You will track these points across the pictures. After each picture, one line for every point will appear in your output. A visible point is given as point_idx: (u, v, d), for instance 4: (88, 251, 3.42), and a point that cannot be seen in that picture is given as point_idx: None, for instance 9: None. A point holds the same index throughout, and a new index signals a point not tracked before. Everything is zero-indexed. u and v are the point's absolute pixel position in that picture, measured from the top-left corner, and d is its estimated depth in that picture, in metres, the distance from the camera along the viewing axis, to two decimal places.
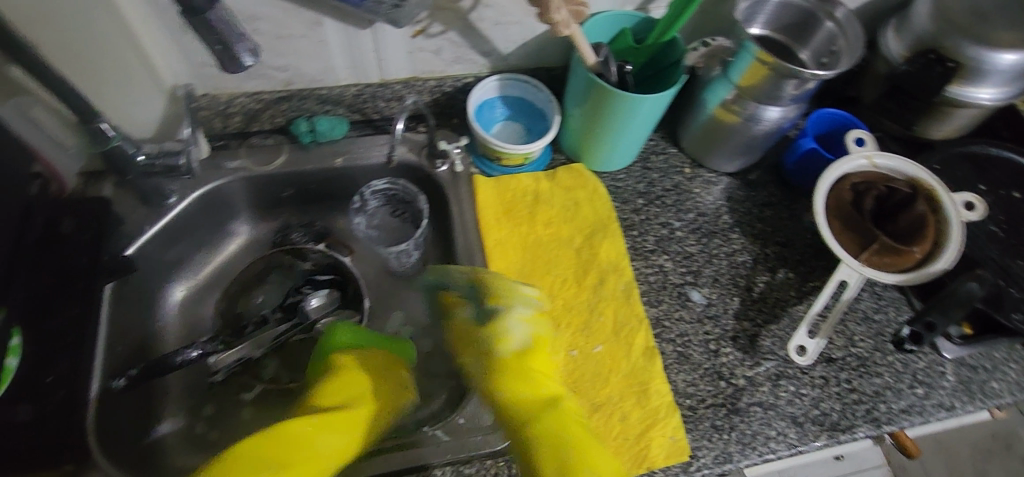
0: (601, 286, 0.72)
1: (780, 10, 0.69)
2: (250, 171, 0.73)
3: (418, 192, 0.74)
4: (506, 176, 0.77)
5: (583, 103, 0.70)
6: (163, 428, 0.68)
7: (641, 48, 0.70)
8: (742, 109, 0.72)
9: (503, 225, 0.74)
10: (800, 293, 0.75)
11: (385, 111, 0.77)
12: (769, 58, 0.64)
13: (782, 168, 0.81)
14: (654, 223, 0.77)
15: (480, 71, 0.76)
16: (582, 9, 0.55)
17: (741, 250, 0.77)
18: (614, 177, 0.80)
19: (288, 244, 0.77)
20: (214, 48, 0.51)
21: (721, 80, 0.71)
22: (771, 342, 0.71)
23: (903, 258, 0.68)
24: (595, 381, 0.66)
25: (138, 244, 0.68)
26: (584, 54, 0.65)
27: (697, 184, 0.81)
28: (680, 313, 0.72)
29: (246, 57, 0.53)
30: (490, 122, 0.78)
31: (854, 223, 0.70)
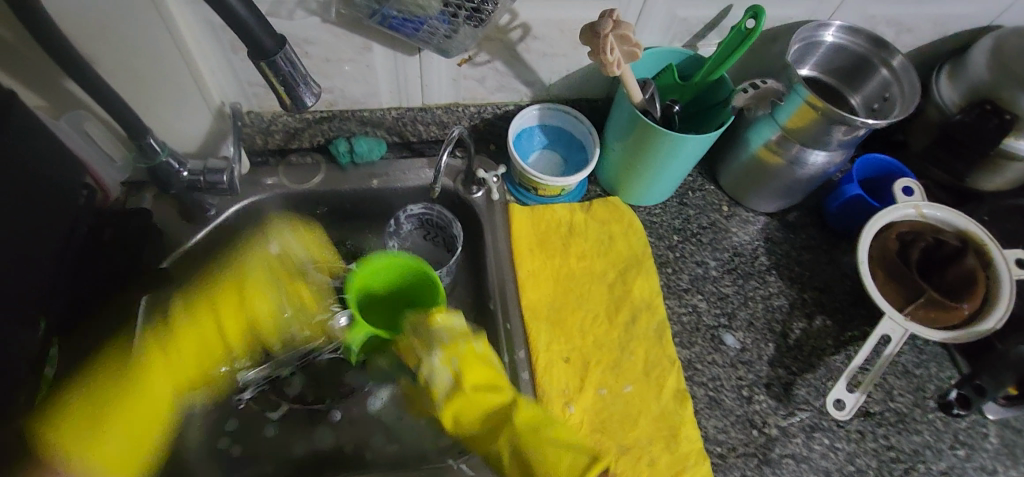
0: (633, 324, 0.70)
1: (833, 53, 0.68)
2: (287, 188, 0.74)
3: (454, 219, 0.72)
4: (541, 206, 0.76)
5: (625, 139, 0.70)
6: (188, 441, 0.68)
7: (687, 85, 0.69)
8: (787, 151, 0.70)
9: (536, 256, 0.74)
10: (837, 342, 0.72)
11: (424, 134, 0.77)
12: (820, 103, 0.63)
13: (824, 212, 0.79)
14: (690, 261, 0.76)
15: (522, 100, 0.76)
16: (636, 49, 0.54)
17: (777, 294, 0.75)
18: (650, 211, 0.79)
19: None
20: (279, 89, 0.48)
21: (767, 120, 0.70)
22: (806, 392, 0.69)
23: (950, 314, 0.66)
24: (624, 422, 0.65)
25: (173, 257, 0.69)
26: (631, 91, 0.64)
27: (734, 223, 0.80)
28: (713, 357, 0.70)
29: (308, 98, 0.50)
30: (527, 151, 0.77)
31: (899, 274, 0.68)
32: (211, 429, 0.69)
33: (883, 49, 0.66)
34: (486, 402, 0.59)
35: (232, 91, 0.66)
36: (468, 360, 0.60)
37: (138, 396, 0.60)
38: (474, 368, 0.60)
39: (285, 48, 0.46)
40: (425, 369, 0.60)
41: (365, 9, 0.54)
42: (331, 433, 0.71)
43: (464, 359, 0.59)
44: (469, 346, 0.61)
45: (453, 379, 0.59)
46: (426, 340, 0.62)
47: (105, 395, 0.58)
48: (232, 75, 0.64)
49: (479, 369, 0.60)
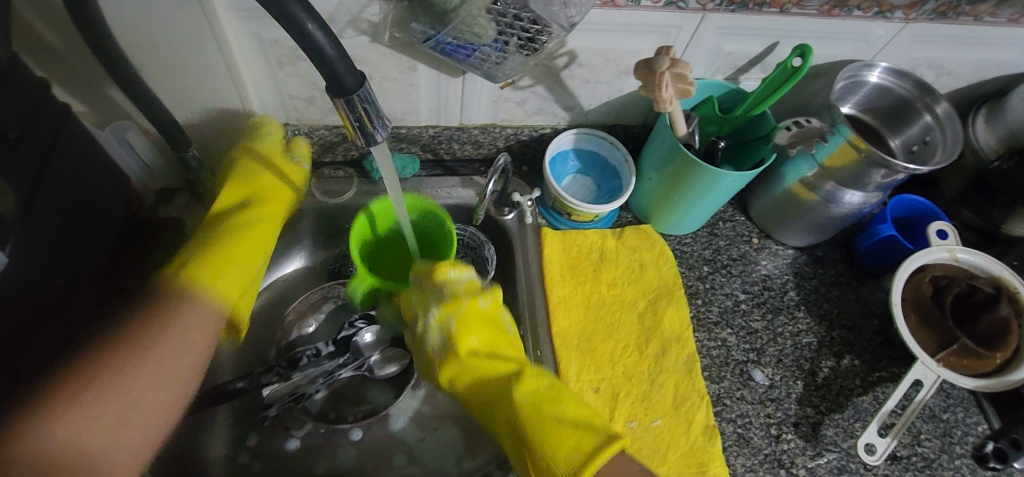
0: (663, 355, 0.70)
1: (877, 94, 0.68)
2: (319, 201, 0.73)
3: (487, 241, 0.72)
4: (573, 230, 0.76)
5: (664, 170, 0.69)
6: (210, 455, 0.67)
7: (728, 118, 0.68)
8: (820, 188, 0.70)
9: (567, 282, 0.74)
10: (865, 383, 0.72)
11: (457, 153, 0.77)
12: (863, 145, 0.62)
13: (854, 249, 0.79)
14: (720, 293, 0.76)
15: (558, 123, 0.75)
16: (688, 87, 0.57)
17: (806, 331, 0.74)
18: (681, 240, 0.79)
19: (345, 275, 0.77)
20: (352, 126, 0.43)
21: (803, 157, 0.69)
22: (834, 432, 0.68)
23: (982, 362, 0.66)
24: (652, 456, 0.64)
25: None
26: (676, 123, 0.64)
27: (764, 256, 0.79)
28: (741, 393, 0.70)
29: (380, 132, 0.45)
30: (560, 174, 0.77)
31: (932, 319, 0.68)
32: (232, 443, 0.68)
33: (929, 94, 0.66)
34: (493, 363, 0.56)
35: (273, 103, 0.65)
36: (469, 318, 0.57)
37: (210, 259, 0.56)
38: (477, 326, 0.57)
39: (366, 84, 0.41)
40: (422, 327, 0.57)
41: (421, 34, 0.54)
42: (354, 450, 0.70)
43: (461, 319, 0.56)
44: (470, 302, 0.57)
45: (449, 339, 0.56)
46: (426, 295, 0.58)
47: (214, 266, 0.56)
48: (275, 89, 0.63)
49: (478, 324, 0.57)
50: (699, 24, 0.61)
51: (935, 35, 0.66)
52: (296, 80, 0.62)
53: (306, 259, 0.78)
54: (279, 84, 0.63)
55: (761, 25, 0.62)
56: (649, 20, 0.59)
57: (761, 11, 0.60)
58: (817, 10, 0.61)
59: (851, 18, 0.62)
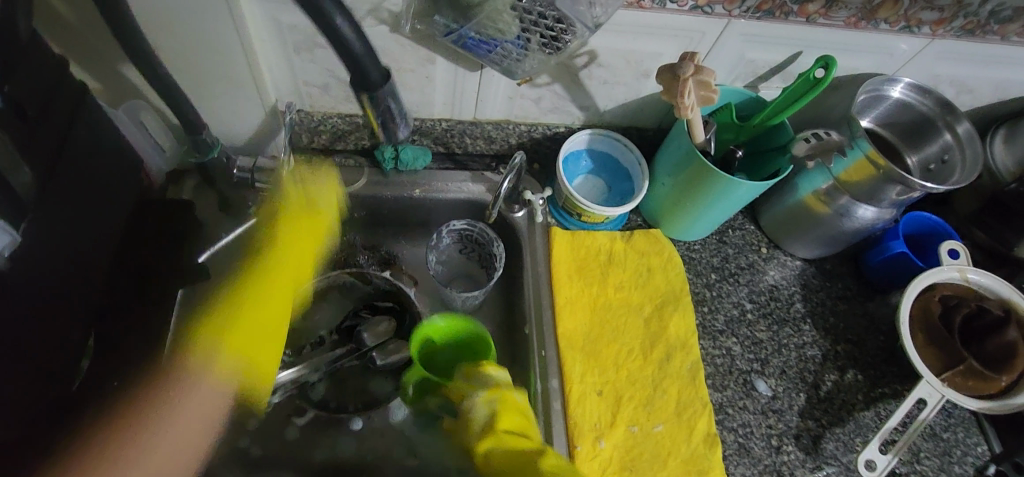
0: (667, 361, 0.70)
1: (897, 109, 0.68)
2: None
3: (496, 237, 0.72)
4: (582, 231, 0.76)
5: (679, 176, 0.69)
6: None
7: (745, 126, 0.67)
8: (833, 202, 0.69)
9: (574, 283, 0.73)
10: (867, 398, 0.72)
11: (470, 148, 0.76)
12: (881, 161, 0.62)
13: (863, 263, 0.78)
14: (726, 301, 0.75)
15: (573, 123, 0.74)
16: (711, 94, 0.56)
17: (811, 344, 0.74)
18: (690, 246, 0.78)
19: (354, 266, 0.75)
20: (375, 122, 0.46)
21: (819, 168, 0.68)
22: (835, 446, 0.68)
23: (987, 384, 0.66)
24: (652, 462, 0.64)
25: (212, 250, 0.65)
26: (694, 131, 0.63)
27: (772, 265, 0.79)
28: (744, 402, 0.69)
29: (403, 129, 0.48)
30: (573, 174, 0.76)
31: (939, 339, 0.68)
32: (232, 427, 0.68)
33: (950, 113, 0.66)
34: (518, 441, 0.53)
35: (286, 89, 0.64)
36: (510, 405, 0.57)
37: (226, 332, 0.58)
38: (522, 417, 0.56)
39: (389, 80, 0.43)
40: (466, 404, 0.57)
41: (443, 27, 0.54)
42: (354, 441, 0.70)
43: (505, 404, 0.56)
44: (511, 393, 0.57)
45: (490, 417, 0.55)
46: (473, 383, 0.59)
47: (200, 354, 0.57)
48: (290, 74, 0.62)
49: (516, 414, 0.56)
50: (722, 30, 0.60)
51: (960, 52, 0.65)
52: (313, 67, 0.61)
53: None
54: (294, 70, 0.62)
55: (786, 34, 0.61)
56: (671, 23, 0.59)
57: (787, 20, 0.59)
58: (843, 22, 0.60)
59: (877, 31, 0.62)
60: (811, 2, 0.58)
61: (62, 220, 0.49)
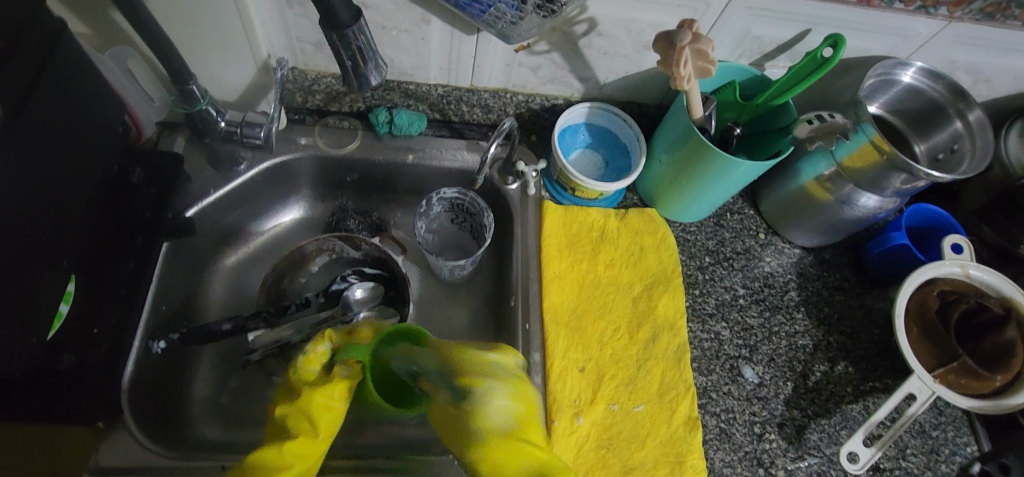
0: (653, 342, 0.69)
1: (907, 94, 0.65)
2: (320, 150, 0.72)
3: (486, 208, 0.71)
4: (575, 206, 0.74)
5: (677, 153, 0.67)
6: (194, 390, 0.66)
7: (746, 106, 0.65)
8: (835, 188, 0.67)
9: (564, 258, 0.72)
10: (856, 391, 0.70)
11: (466, 116, 0.74)
12: (886, 146, 0.59)
13: (862, 254, 0.76)
14: (718, 285, 0.74)
15: (572, 95, 0.73)
16: (709, 65, 0.54)
17: (803, 333, 0.73)
18: (685, 228, 0.77)
19: (343, 229, 0.75)
20: (345, 63, 0.50)
21: (823, 152, 0.66)
22: (819, 437, 0.67)
23: (981, 383, 0.64)
24: (631, 441, 0.64)
25: (200, 205, 0.67)
26: (693, 107, 0.61)
27: (768, 252, 0.77)
28: (729, 388, 0.68)
29: (374, 77, 0.53)
30: (569, 147, 0.75)
31: (935, 335, 0.66)
32: (215, 383, 0.68)
33: (963, 100, 0.63)
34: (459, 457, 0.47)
35: (280, 44, 0.63)
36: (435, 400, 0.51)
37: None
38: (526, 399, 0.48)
39: (358, 22, 0.48)
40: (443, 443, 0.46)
41: None
42: None
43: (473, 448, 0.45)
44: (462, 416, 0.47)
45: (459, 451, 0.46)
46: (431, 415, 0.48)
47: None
48: (283, 29, 0.61)
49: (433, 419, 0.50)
50: (728, 2, 0.58)
51: (978, 38, 0.62)
52: (305, 22, 0.60)
53: (302, 210, 0.77)
54: (287, 25, 0.61)
55: (795, 9, 0.59)
56: None
57: None
58: None
59: (891, 10, 0.59)
60: None
61: (35, 159, 0.48)
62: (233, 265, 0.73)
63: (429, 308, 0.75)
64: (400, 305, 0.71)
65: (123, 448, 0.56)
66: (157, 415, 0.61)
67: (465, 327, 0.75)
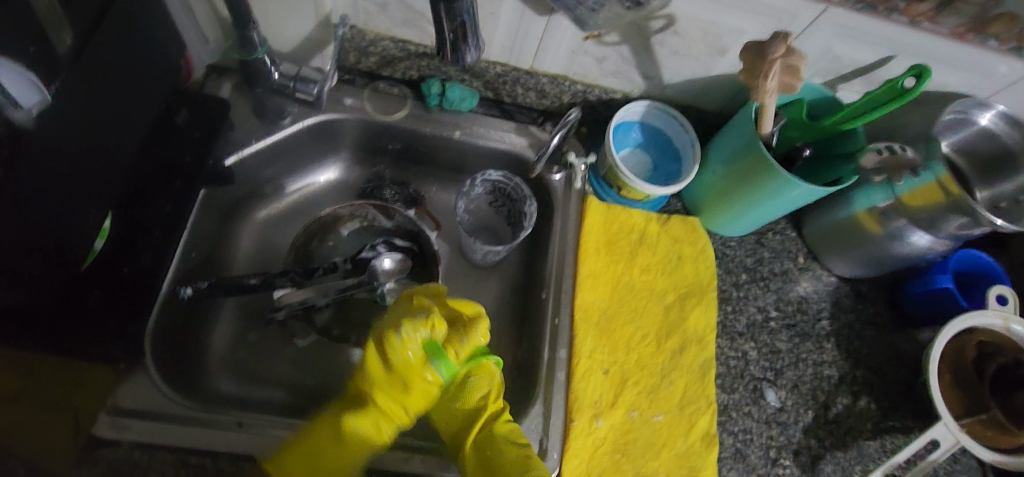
0: (680, 353, 0.68)
1: (982, 136, 0.63)
2: (367, 114, 0.70)
3: (530, 196, 0.70)
4: (619, 205, 0.73)
5: (734, 165, 0.65)
6: (213, 340, 0.65)
7: (815, 126, 0.63)
8: (890, 223, 0.65)
9: (600, 256, 0.70)
10: (876, 428, 0.69)
11: (519, 98, 0.72)
12: (955, 189, 0.57)
13: (901, 291, 0.75)
14: (751, 304, 0.73)
15: (631, 91, 0.71)
16: (795, 82, 0.54)
17: (830, 363, 0.71)
18: (725, 241, 0.75)
19: (377, 198, 0.74)
20: (447, 37, 0.51)
21: (883, 184, 0.64)
22: (832, 469, 0.66)
23: (1007, 438, 0.63)
24: (646, 449, 0.63)
25: (240, 155, 0.65)
26: (763, 122, 0.59)
27: (805, 277, 0.75)
28: (749, 409, 0.67)
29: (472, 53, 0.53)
30: (619, 144, 0.72)
31: (968, 384, 0.65)
32: (234, 335, 0.67)
33: None
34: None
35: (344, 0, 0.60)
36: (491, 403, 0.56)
37: (293, 458, 0.50)
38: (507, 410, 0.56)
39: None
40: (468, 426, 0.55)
41: None
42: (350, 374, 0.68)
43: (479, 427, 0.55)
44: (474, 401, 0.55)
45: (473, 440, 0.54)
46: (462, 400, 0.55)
47: (301, 452, 0.50)
48: None
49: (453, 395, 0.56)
50: (817, 16, 0.56)
51: None
52: None
53: (336, 172, 0.75)
54: None
55: (885, 34, 0.56)
56: None
57: (890, 18, 0.54)
58: (949, 31, 0.55)
59: (984, 47, 0.57)
60: (921, 3, 0.53)
61: (92, 88, 0.46)
62: (265, 219, 0.72)
63: (455, 288, 0.74)
64: (428, 281, 0.70)
65: (143, 392, 0.55)
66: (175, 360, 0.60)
67: (488, 311, 0.74)
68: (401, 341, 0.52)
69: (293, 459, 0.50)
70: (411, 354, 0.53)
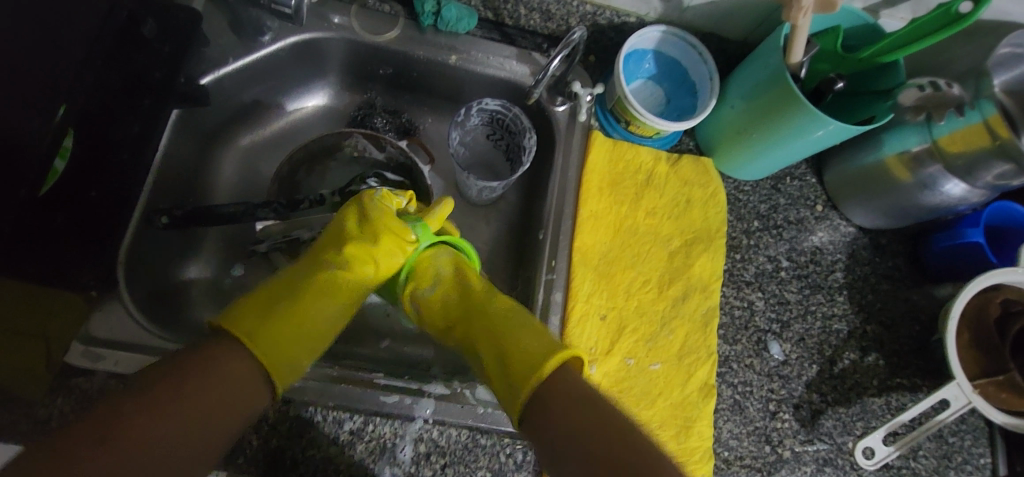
0: (682, 302, 0.64)
1: None
2: (354, 32, 0.63)
3: (530, 128, 0.64)
4: (626, 142, 0.67)
5: (756, 100, 0.58)
6: (193, 272, 0.63)
7: (850, 58, 0.56)
8: (921, 170, 0.59)
9: (603, 197, 0.66)
10: (882, 385, 0.66)
11: (522, 20, 0.66)
12: (1004, 131, 0.52)
13: (924, 244, 0.70)
14: (761, 253, 0.68)
15: (646, 15, 0.64)
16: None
17: (840, 317, 0.68)
18: (739, 185, 0.70)
19: (367, 127, 0.69)
20: None
21: (919, 126, 0.58)
22: (833, 424, 0.64)
23: (1021, 400, 0.60)
24: (641, 399, 0.61)
25: (217, 74, 0.60)
26: (793, 50, 0.53)
27: (822, 226, 0.70)
28: (751, 361, 0.65)
29: None
30: (630, 76, 0.66)
31: (988, 345, 0.62)
32: (217, 267, 0.64)
33: None
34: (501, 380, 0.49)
35: None
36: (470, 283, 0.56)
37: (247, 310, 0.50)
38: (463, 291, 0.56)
39: None
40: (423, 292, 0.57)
41: None
42: None
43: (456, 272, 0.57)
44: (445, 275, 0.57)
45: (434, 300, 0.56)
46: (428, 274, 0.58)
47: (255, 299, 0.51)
48: None
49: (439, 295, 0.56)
50: None
51: None
52: None
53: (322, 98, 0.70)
54: None
55: None
56: None
57: None
58: None
59: None
60: None
61: None
62: (248, 147, 0.68)
63: None
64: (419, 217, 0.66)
65: (116, 321, 0.53)
66: (152, 291, 0.58)
67: (484, 251, 0.70)
68: (378, 200, 0.56)
69: (246, 311, 0.49)
70: (385, 214, 0.56)
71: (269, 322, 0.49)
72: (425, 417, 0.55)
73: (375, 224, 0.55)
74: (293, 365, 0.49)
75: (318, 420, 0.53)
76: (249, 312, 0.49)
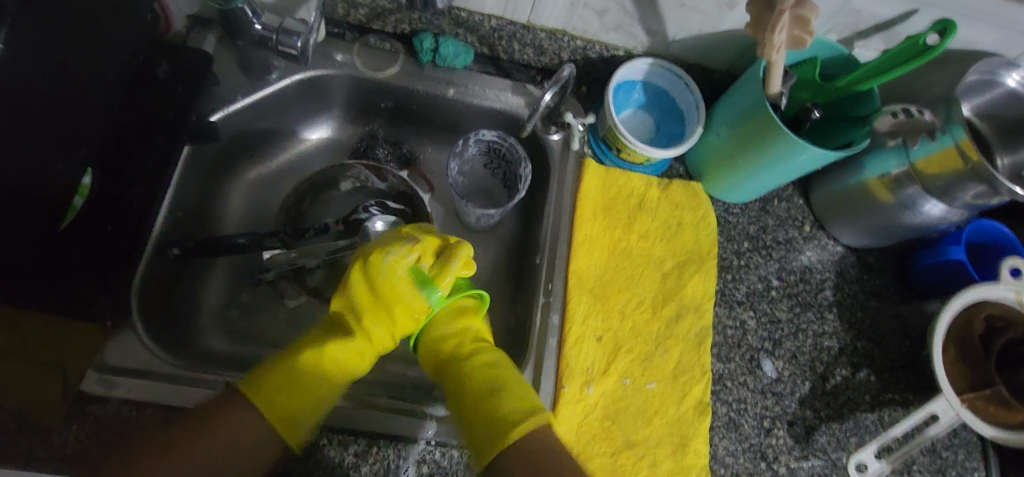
0: (675, 322, 0.66)
1: (1008, 98, 0.59)
2: (357, 70, 0.67)
3: (525, 157, 0.67)
4: (618, 169, 0.70)
5: (739, 127, 0.61)
6: (202, 300, 0.65)
7: (827, 87, 0.59)
8: (900, 191, 0.62)
9: (597, 221, 0.69)
10: (874, 400, 0.68)
11: (516, 54, 0.69)
12: (974, 155, 0.54)
13: (910, 261, 0.72)
14: (752, 273, 0.70)
15: (634, 49, 0.67)
16: (805, 36, 0.51)
17: (831, 334, 0.70)
18: (728, 207, 0.72)
19: (369, 157, 0.72)
20: None
21: (896, 150, 0.60)
22: (826, 440, 0.65)
23: (1009, 414, 0.62)
24: (638, 417, 0.63)
25: (227, 112, 0.64)
26: (771, 80, 0.56)
27: (810, 246, 0.72)
28: (745, 378, 0.66)
29: None
30: (620, 105, 0.69)
31: (975, 360, 0.63)
32: (224, 294, 0.66)
33: None
34: (480, 431, 0.49)
35: None
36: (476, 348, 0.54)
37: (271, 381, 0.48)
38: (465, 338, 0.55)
39: None
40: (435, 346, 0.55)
41: None
42: None
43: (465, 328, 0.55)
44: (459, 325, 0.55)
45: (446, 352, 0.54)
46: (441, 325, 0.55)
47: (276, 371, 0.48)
48: None
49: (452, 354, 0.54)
50: None
51: None
52: None
53: (324, 131, 0.73)
54: None
55: None
56: None
57: None
58: None
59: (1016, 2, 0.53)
60: None
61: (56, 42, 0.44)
62: (255, 179, 0.71)
63: None
64: None
65: (130, 350, 0.55)
66: (161, 320, 0.60)
67: (482, 275, 0.72)
68: (391, 263, 0.53)
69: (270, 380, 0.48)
70: (399, 275, 0.53)
71: (280, 386, 0.48)
72: (427, 439, 0.57)
73: (384, 286, 0.52)
74: (308, 418, 0.49)
75: (323, 443, 0.55)
76: (271, 377, 0.48)
